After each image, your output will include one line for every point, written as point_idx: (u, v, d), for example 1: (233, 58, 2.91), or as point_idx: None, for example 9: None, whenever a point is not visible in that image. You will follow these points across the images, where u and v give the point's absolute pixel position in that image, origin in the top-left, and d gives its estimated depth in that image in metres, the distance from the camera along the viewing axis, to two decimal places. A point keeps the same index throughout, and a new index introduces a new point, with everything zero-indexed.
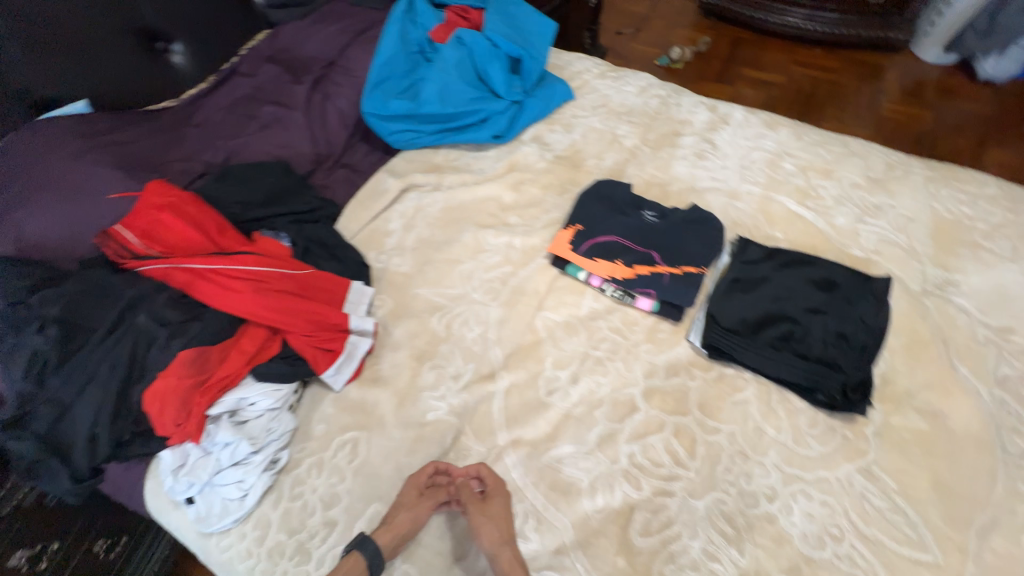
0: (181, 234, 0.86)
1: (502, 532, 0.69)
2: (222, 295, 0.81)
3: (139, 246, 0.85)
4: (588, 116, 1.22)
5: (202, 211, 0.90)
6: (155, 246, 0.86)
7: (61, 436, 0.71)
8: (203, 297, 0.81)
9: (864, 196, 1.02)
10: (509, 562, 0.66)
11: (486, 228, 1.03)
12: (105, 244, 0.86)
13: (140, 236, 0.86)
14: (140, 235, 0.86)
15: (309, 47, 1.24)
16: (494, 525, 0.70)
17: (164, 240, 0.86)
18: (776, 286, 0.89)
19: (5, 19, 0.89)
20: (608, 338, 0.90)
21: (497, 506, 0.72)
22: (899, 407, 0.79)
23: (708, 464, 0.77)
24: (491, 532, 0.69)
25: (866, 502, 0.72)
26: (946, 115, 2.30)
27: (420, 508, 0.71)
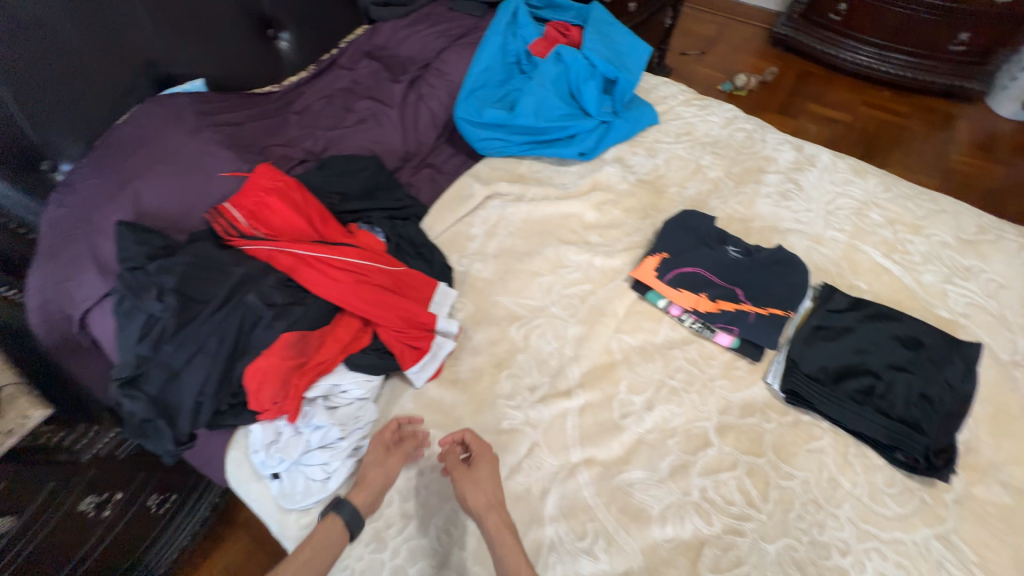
0: (287, 219, 0.90)
1: (490, 498, 0.71)
2: (323, 282, 0.84)
3: (247, 226, 0.89)
4: (672, 143, 1.23)
5: (306, 199, 0.93)
6: (260, 228, 0.89)
7: (170, 399, 0.74)
8: (305, 282, 0.84)
9: (954, 257, 1.01)
10: (495, 526, 0.68)
11: (568, 245, 1.05)
12: (214, 219, 0.89)
13: (248, 217, 0.90)
14: (248, 215, 0.90)
15: (407, 49, 1.29)
16: (480, 490, 0.71)
17: (270, 223, 0.90)
18: (860, 338, 0.89)
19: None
20: (684, 369, 0.90)
21: (484, 470, 0.73)
22: (981, 477, 0.78)
23: (781, 509, 0.77)
24: (476, 495, 0.70)
25: (943, 570, 0.71)
26: (1016, 174, 2.21)
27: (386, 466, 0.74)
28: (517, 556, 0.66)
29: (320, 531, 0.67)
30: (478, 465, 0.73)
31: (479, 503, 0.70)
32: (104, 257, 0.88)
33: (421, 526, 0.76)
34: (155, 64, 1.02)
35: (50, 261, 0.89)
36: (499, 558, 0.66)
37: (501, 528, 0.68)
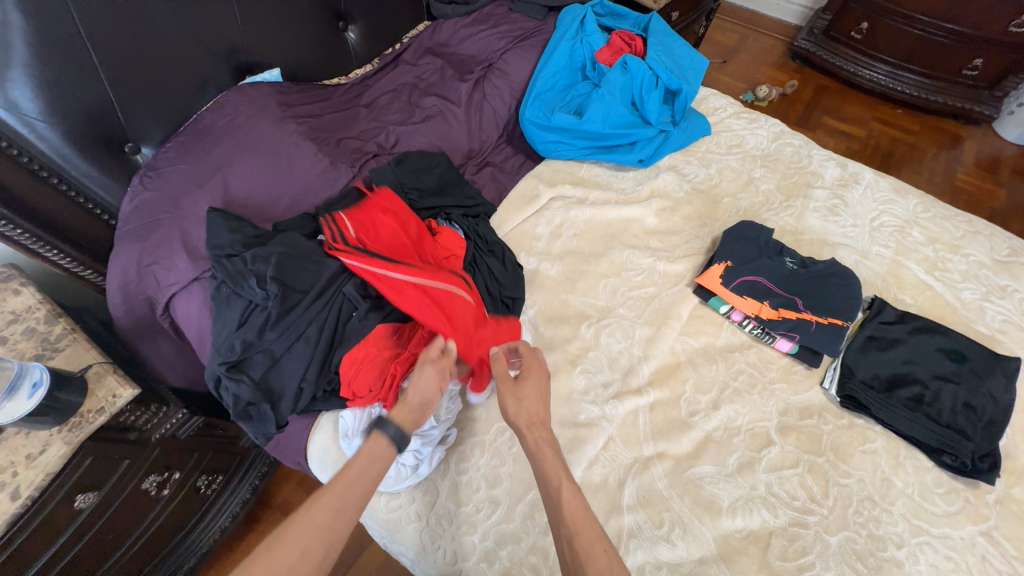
0: (395, 237, 0.90)
1: (530, 418, 0.72)
2: (421, 304, 0.82)
3: (351, 236, 0.88)
4: (724, 154, 1.27)
5: (415, 224, 0.93)
6: (362, 241, 0.88)
7: (272, 383, 0.78)
8: (397, 299, 0.82)
9: (990, 276, 1.08)
10: (535, 442, 0.70)
11: (631, 249, 1.09)
12: (326, 223, 0.88)
13: (358, 229, 0.89)
14: (360, 227, 0.90)
15: (469, 47, 1.31)
16: (522, 409, 0.73)
17: (376, 236, 0.90)
18: (908, 349, 0.95)
19: None
20: (745, 371, 0.96)
21: (530, 389, 0.75)
22: (1019, 480, 0.85)
23: (840, 505, 0.83)
24: (518, 414, 0.72)
25: (988, 562, 0.78)
26: (1018, 196, 2.29)
27: (428, 377, 0.74)
28: (558, 472, 0.66)
29: (367, 451, 0.67)
30: (520, 387, 0.75)
31: (522, 419, 0.71)
32: (193, 242, 0.88)
33: (508, 512, 0.80)
34: (237, 51, 1.03)
35: (137, 244, 0.88)
36: (541, 472, 0.67)
37: (541, 447, 0.69)
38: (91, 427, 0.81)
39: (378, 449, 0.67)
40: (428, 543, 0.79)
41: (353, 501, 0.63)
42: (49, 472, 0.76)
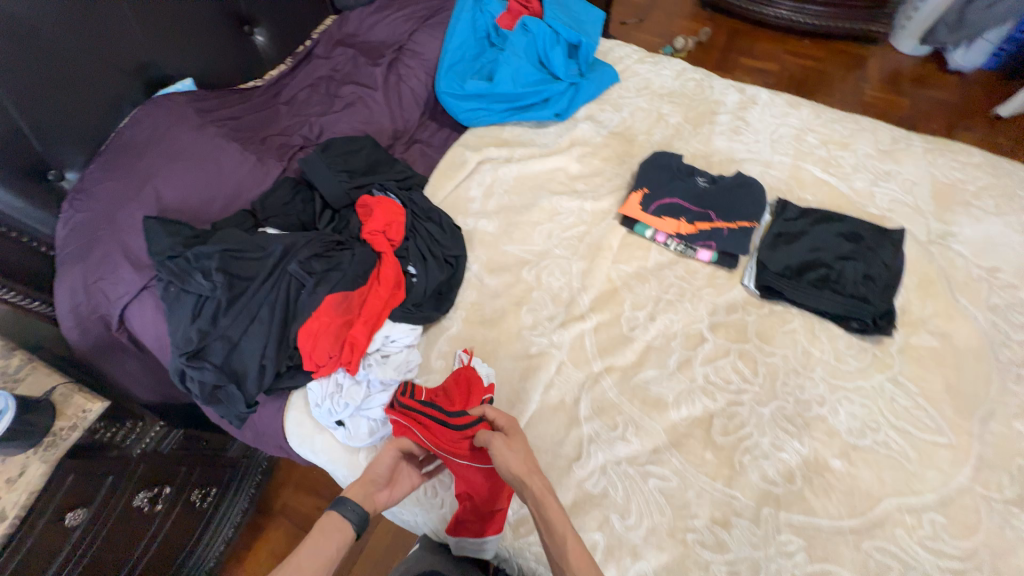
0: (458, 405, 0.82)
1: (530, 465, 0.70)
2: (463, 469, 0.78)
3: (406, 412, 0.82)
4: (634, 97, 1.36)
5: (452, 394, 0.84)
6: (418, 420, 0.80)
7: (235, 365, 0.83)
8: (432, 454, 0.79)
9: (876, 164, 1.20)
10: (539, 491, 0.67)
11: (559, 195, 1.17)
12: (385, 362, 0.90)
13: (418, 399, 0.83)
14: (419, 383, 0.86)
15: (378, 33, 1.36)
16: (519, 457, 0.70)
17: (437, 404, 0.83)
18: (812, 238, 1.06)
19: (143, 11, 1.00)
20: (675, 284, 1.05)
21: (519, 445, 0.72)
22: (915, 330, 0.97)
23: (769, 380, 0.93)
24: (514, 463, 0.69)
25: (896, 402, 0.90)
26: (921, 102, 2.48)
27: (386, 458, 0.76)
28: None
29: (323, 526, 0.67)
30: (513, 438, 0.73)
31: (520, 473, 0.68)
32: (136, 253, 0.91)
33: None
34: (144, 68, 1.04)
35: (79, 264, 0.90)
36: None
37: (545, 494, 0.66)
38: (67, 444, 0.85)
39: (340, 528, 0.67)
40: (425, 494, 0.87)
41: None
42: (33, 492, 0.79)
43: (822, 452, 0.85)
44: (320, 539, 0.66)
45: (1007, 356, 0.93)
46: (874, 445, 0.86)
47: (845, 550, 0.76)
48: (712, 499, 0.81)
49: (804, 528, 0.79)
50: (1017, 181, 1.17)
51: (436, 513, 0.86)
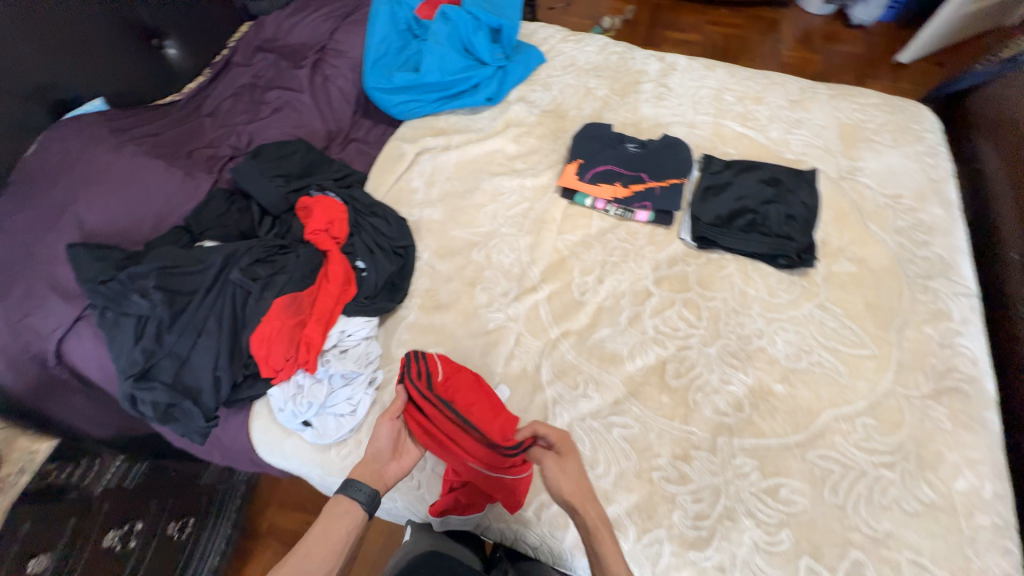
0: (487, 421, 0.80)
1: (583, 490, 0.71)
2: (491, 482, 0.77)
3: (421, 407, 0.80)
4: (561, 75, 1.40)
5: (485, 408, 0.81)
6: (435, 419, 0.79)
7: (188, 381, 0.82)
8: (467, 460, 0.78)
9: (788, 114, 1.30)
10: (592, 521, 0.68)
11: (499, 176, 1.20)
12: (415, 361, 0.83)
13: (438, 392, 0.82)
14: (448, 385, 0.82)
15: (297, 36, 1.35)
16: (571, 481, 0.71)
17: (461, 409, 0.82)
18: (738, 187, 1.13)
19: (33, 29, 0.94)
20: (619, 247, 1.10)
21: (573, 466, 0.73)
22: (835, 258, 1.06)
23: (713, 322, 1.00)
24: (567, 487, 0.71)
25: (825, 325, 0.98)
26: (832, 57, 2.65)
27: (384, 432, 0.78)
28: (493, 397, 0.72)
29: (330, 509, 0.70)
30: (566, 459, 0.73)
31: (573, 500, 0.70)
32: (63, 283, 0.87)
33: None
34: (45, 90, 0.98)
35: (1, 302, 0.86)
36: None
37: (598, 524, 0.68)
38: (16, 488, 0.82)
39: (348, 508, 0.71)
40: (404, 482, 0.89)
41: (329, 554, 0.67)
42: None
43: (766, 379, 0.92)
44: (332, 518, 0.70)
45: (915, 271, 1.03)
46: (810, 366, 0.93)
47: (793, 463, 0.84)
48: (672, 438, 0.87)
49: (755, 450, 0.85)
50: (910, 115, 1.28)
51: (416, 498, 0.88)
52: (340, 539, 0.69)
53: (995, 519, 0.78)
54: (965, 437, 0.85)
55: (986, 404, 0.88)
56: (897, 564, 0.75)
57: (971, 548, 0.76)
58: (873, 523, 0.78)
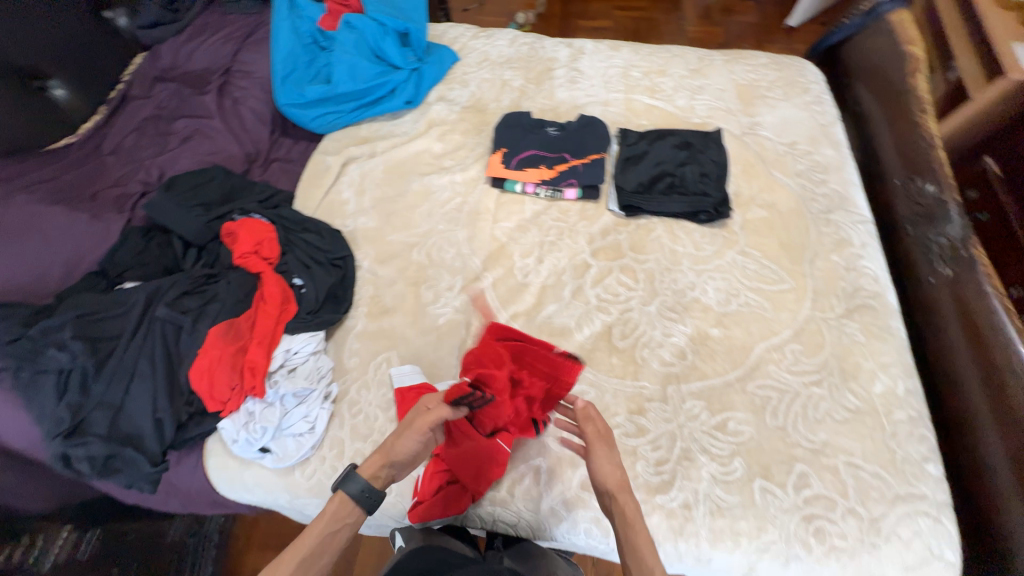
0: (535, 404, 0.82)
1: (621, 478, 0.69)
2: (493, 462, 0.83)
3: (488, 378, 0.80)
4: (477, 71, 1.43)
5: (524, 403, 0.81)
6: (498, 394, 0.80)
7: (125, 429, 0.78)
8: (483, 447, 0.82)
9: (691, 82, 1.39)
10: (630, 507, 0.67)
11: (429, 175, 1.21)
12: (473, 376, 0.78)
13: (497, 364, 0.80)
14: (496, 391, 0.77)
15: (198, 62, 1.32)
16: (613, 468, 0.70)
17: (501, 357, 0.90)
18: (655, 154, 1.20)
19: None
20: (554, 226, 1.14)
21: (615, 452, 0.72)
22: (748, 207, 1.15)
23: (650, 282, 1.05)
24: (608, 474, 0.69)
25: (748, 268, 1.06)
26: (733, 28, 2.84)
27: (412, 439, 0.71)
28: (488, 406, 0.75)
29: (332, 513, 0.67)
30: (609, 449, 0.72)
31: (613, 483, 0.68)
32: None
33: None
34: None
35: None
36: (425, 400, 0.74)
37: (636, 514, 0.66)
38: None
39: (352, 513, 0.68)
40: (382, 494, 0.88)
41: (325, 559, 0.65)
42: None
43: (703, 326, 0.99)
44: (334, 522, 0.67)
45: (817, 207, 1.14)
46: (739, 308, 1.01)
47: (736, 397, 0.90)
48: (626, 395, 0.92)
49: (702, 391, 0.91)
50: (796, 70, 1.41)
51: (391, 505, 0.87)
52: (336, 546, 0.67)
53: (911, 412, 0.88)
54: (877, 346, 0.95)
55: (891, 314, 0.99)
56: (836, 469, 0.83)
57: (894, 442, 0.85)
58: (811, 436, 0.86)
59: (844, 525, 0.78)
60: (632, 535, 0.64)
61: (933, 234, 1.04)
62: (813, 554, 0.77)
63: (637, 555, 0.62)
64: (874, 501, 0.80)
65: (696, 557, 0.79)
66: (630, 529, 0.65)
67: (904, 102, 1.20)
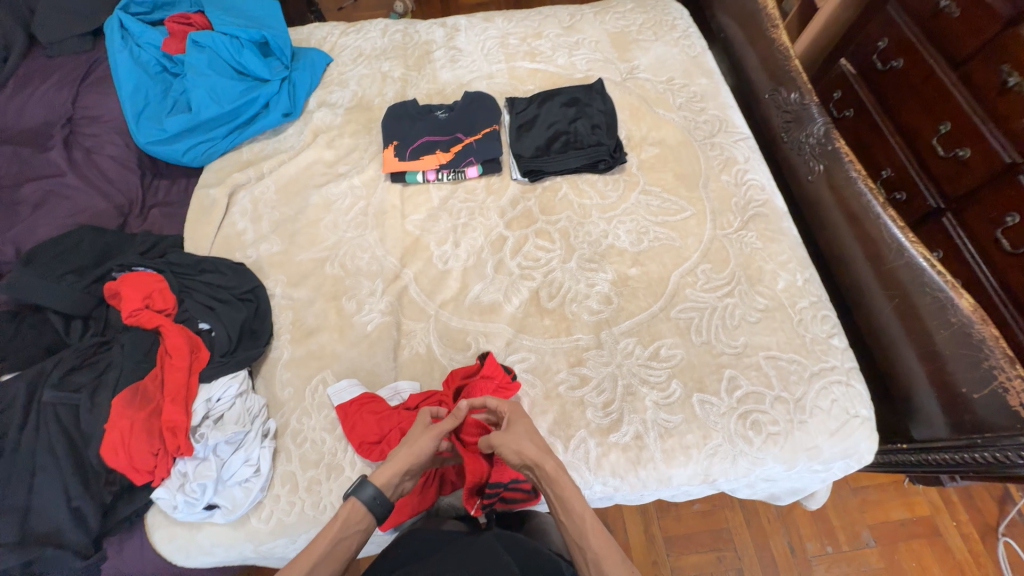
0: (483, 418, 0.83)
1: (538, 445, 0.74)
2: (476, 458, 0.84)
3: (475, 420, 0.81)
4: (353, 68, 1.37)
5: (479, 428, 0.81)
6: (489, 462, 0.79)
7: (40, 529, 0.72)
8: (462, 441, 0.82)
9: (567, 39, 1.40)
10: (554, 468, 0.71)
11: (326, 185, 1.16)
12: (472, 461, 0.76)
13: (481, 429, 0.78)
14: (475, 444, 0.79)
15: (33, 117, 1.18)
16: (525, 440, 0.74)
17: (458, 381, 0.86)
18: (545, 116, 1.21)
19: None
20: (463, 208, 1.13)
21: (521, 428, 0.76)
22: (641, 148, 1.20)
23: (566, 240, 1.08)
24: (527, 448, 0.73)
25: (651, 205, 1.11)
26: None
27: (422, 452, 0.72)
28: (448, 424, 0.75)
29: (345, 516, 0.67)
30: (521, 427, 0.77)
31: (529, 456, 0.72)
32: None
33: None
34: None
35: None
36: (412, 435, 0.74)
37: (559, 470, 0.71)
38: None
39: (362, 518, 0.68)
40: None
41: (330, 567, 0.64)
42: None
43: (622, 270, 1.03)
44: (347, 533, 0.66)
45: (702, 134, 1.21)
46: (651, 243, 1.06)
47: (663, 326, 0.96)
48: (563, 351, 0.95)
49: (632, 329, 0.96)
50: (661, 9, 1.46)
51: None
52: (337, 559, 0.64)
53: (813, 298, 0.97)
54: (774, 248, 1.03)
55: (782, 216, 1.08)
56: (758, 365, 0.90)
57: (802, 327, 0.94)
58: (733, 343, 0.93)
59: (774, 412, 0.86)
60: (558, 488, 0.69)
61: (803, 136, 1.14)
62: (754, 445, 0.84)
63: (565, 504, 0.68)
64: (795, 384, 0.89)
65: (657, 479, 0.84)
66: (556, 484, 0.70)
67: (757, 21, 1.29)
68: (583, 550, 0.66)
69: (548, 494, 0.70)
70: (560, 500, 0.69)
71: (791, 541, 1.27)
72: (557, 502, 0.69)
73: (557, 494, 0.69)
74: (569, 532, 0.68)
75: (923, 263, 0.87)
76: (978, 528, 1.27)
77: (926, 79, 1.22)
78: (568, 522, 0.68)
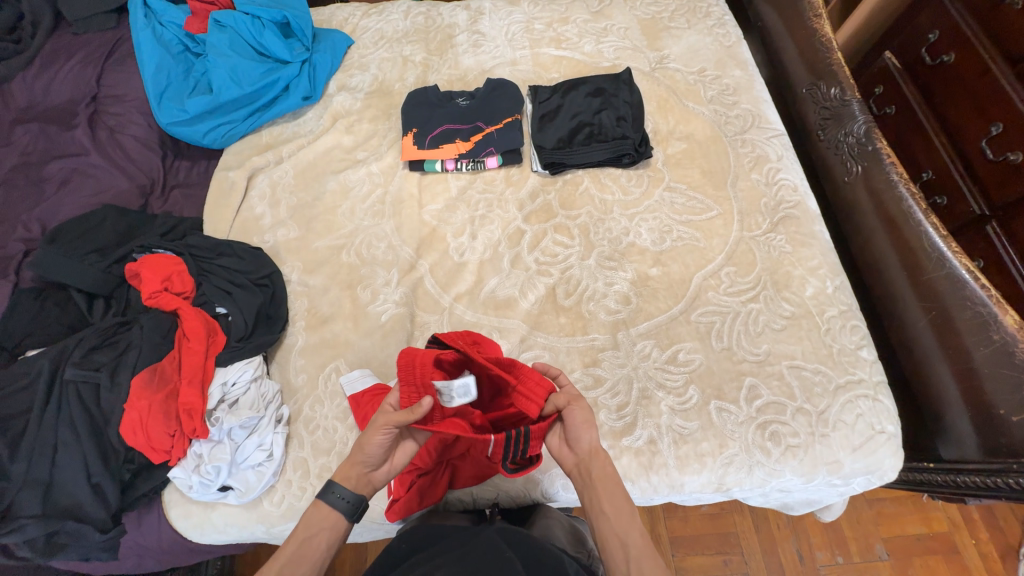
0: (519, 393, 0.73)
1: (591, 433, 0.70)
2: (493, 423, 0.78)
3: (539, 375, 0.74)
4: (374, 51, 1.34)
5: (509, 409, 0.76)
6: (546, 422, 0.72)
7: (62, 503, 0.74)
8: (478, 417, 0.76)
9: (594, 25, 1.35)
10: (603, 461, 0.69)
11: (344, 171, 1.15)
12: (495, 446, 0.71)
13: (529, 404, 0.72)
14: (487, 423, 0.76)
15: (59, 94, 1.20)
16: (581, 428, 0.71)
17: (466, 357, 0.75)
18: (569, 106, 1.17)
19: None
20: (481, 199, 1.11)
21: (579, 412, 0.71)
22: (668, 142, 1.15)
23: (586, 236, 1.05)
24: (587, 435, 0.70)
25: (675, 203, 1.07)
26: None
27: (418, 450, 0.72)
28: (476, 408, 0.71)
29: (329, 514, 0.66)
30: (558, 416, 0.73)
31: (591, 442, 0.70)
32: None
33: None
34: None
35: None
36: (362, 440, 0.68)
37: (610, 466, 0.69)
38: None
39: (329, 519, 0.66)
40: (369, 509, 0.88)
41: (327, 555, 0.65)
42: None
43: (643, 269, 1.00)
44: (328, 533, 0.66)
45: (733, 129, 1.15)
46: (673, 243, 1.02)
47: (682, 329, 0.93)
48: (578, 350, 0.93)
49: (650, 331, 0.93)
50: None
51: (371, 511, 0.87)
52: (321, 553, 0.65)
53: (842, 307, 0.93)
54: (804, 253, 0.99)
55: (814, 219, 1.03)
56: (781, 374, 0.87)
57: (830, 337, 0.90)
58: (755, 350, 0.90)
59: (795, 423, 0.83)
60: (607, 484, 0.67)
61: (841, 135, 1.08)
62: (772, 456, 0.82)
63: (614, 496, 0.66)
64: (819, 396, 0.85)
65: (670, 485, 0.82)
66: (607, 479, 0.68)
67: (799, 10, 1.23)
68: (625, 545, 0.63)
69: (594, 487, 0.68)
70: (600, 490, 0.67)
71: (799, 549, 1.25)
72: (601, 498, 0.67)
73: (604, 488, 0.67)
74: (613, 525, 0.65)
75: (965, 276, 0.83)
76: (998, 548, 1.23)
77: (979, 76, 1.14)
78: (613, 519, 0.65)
